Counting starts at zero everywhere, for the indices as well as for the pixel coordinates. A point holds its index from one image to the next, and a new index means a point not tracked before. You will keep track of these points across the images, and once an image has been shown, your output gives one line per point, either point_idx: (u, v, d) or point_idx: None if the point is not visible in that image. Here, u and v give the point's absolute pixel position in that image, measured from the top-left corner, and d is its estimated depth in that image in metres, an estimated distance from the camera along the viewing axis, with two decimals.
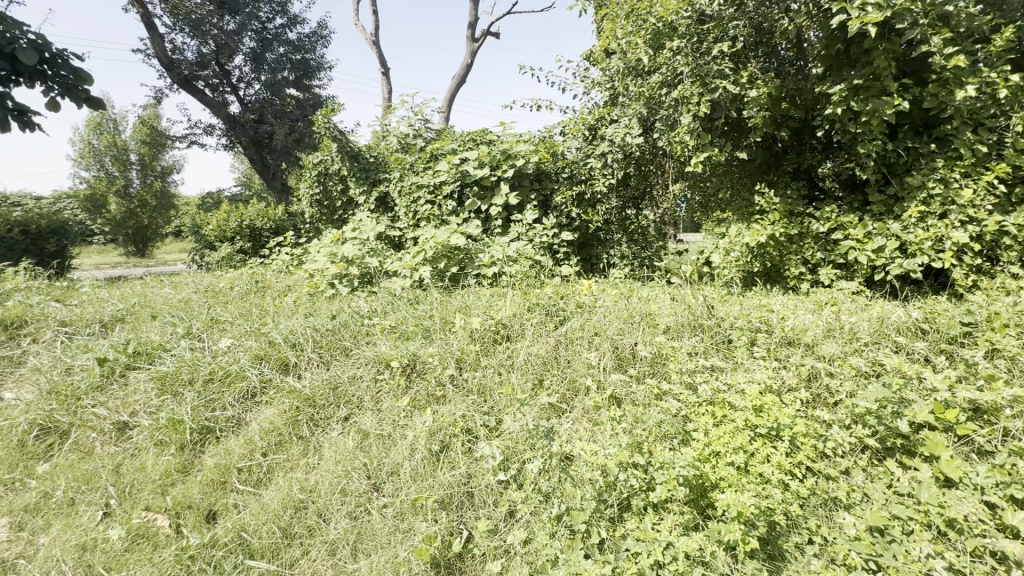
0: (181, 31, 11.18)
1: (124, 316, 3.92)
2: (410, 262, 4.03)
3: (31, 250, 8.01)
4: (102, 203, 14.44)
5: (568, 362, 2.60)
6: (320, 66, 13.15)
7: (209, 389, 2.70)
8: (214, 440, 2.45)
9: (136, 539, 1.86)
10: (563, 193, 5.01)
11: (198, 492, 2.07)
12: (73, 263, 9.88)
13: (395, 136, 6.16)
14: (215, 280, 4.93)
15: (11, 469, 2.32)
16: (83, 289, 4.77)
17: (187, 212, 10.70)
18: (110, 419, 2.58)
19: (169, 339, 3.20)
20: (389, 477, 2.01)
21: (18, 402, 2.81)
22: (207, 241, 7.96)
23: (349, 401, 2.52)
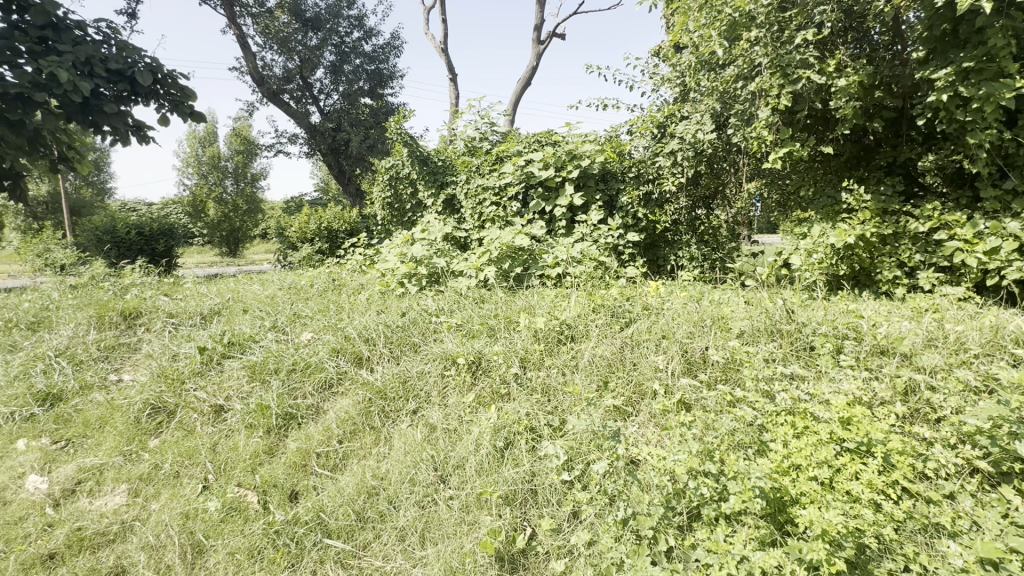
0: (271, 49, 12.15)
1: (220, 309, 4.32)
2: (475, 262, 4.12)
3: (145, 250, 9.09)
4: (202, 208, 16.01)
5: (634, 364, 2.54)
6: (392, 75, 13.77)
7: (293, 378, 2.92)
8: (296, 426, 2.63)
9: (229, 512, 2.04)
10: (629, 193, 4.85)
11: (283, 472, 2.24)
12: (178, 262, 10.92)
13: (462, 140, 6.36)
14: (296, 278, 5.31)
15: (129, 442, 2.63)
16: (186, 285, 5.30)
17: (273, 215, 11.57)
18: (209, 401, 2.86)
19: (258, 331, 3.50)
20: (455, 470, 2.07)
21: (134, 384, 3.18)
22: (290, 242, 8.59)
23: (418, 395, 2.62)
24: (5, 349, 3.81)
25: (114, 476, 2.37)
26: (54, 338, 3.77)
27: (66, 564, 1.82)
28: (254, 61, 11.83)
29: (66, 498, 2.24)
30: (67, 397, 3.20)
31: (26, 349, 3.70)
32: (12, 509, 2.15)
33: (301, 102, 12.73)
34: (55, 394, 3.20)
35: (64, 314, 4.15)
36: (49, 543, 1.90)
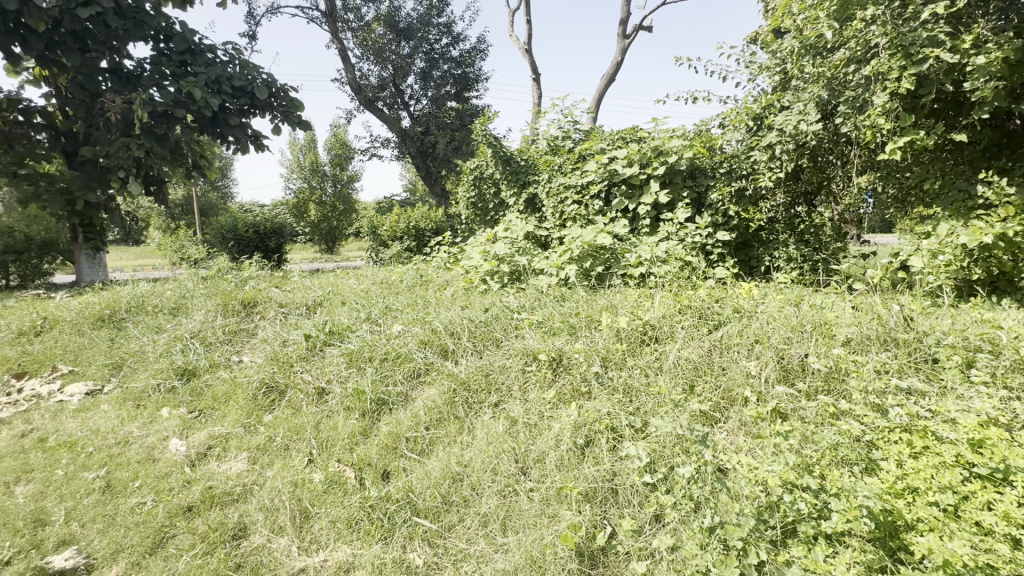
0: (368, 60, 13.04)
1: (322, 301, 4.73)
2: (556, 261, 4.15)
3: (260, 247, 10.16)
4: (305, 208, 17.54)
5: (723, 369, 2.42)
6: (477, 78, 14.17)
7: (384, 367, 3.13)
8: (388, 410, 2.83)
9: (330, 484, 2.24)
10: (720, 190, 4.58)
11: (376, 453, 2.42)
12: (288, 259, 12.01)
13: (544, 139, 6.40)
14: (388, 274, 5.66)
15: (248, 416, 2.99)
16: (293, 278, 5.86)
17: (367, 214, 12.41)
18: (313, 383, 3.15)
19: (355, 322, 3.79)
20: (536, 463, 2.11)
21: (252, 365, 3.59)
22: (382, 239, 9.18)
23: (500, 389, 2.70)
24: (153, 329, 4.48)
25: (237, 444, 2.69)
26: (189, 321, 4.36)
27: (201, 516, 2.11)
28: (353, 72, 12.77)
29: (200, 460, 2.59)
30: (200, 373, 3.69)
31: (169, 331, 4.31)
32: (160, 465, 2.53)
33: (393, 108, 13.52)
34: (190, 370, 3.71)
35: (198, 302, 4.77)
36: (188, 496, 2.21)
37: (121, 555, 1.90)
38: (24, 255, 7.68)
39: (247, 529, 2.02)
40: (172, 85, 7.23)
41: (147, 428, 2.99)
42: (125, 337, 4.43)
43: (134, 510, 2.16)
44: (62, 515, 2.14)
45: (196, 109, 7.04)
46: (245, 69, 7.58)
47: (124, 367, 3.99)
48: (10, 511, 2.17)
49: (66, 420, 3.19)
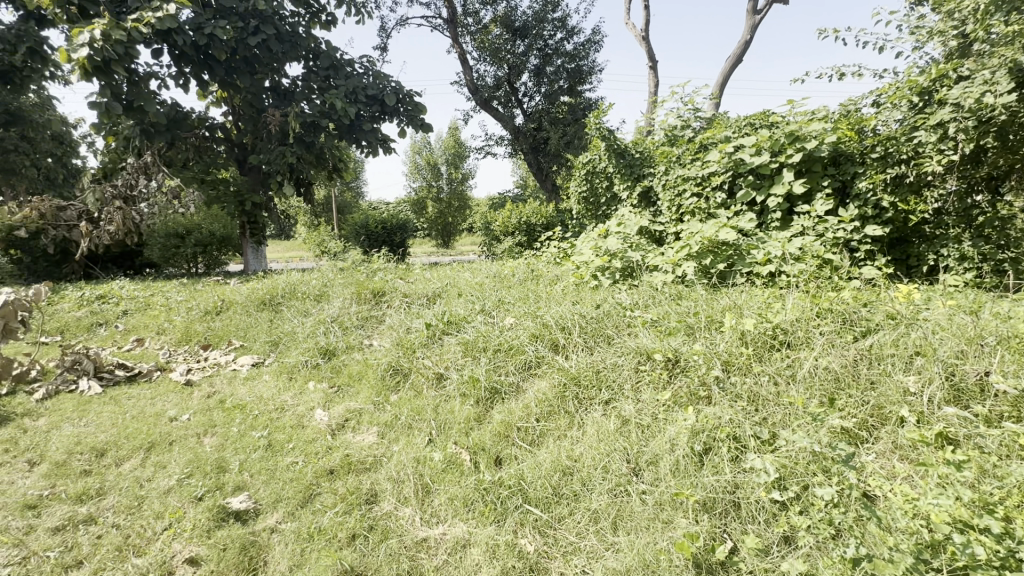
0: (485, 61, 13.55)
1: (440, 292, 5.05)
2: (673, 257, 3.98)
3: (386, 241, 11.12)
4: (425, 205, 18.78)
5: (872, 383, 2.13)
6: (591, 70, 13.95)
7: (498, 358, 3.26)
8: (500, 400, 2.94)
9: (448, 465, 2.39)
10: (871, 177, 3.99)
11: (490, 439, 2.53)
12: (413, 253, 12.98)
13: (661, 130, 6.14)
14: (500, 268, 5.86)
15: (378, 395, 3.32)
16: (415, 271, 6.34)
17: (481, 210, 12.92)
18: (433, 368, 3.39)
19: (470, 313, 4.00)
20: (649, 466, 2.05)
21: (382, 348, 3.97)
22: (495, 235, 9.51)
23: (612, 386, 2.67)
24: (303, 313, 5.17)
25: (368, 420, 2.99)
26: (330, 307, 4.94)
27: (340, 478, 2.38)
28: (471, 74, 13.37)
29: (339, 430, 2.94)
30: (338, 353, 4.17)
31: (315, 315, 4.93)
32: (308, 431, 2.92)
33: (507, 107, 13.92)
34: (331, 350, 4.21)
35: (337, 290, 5.39)
36: (330, 461, 2.50)
37: (280, 504, 2.22)
38: (208, 248, 8.63)
39: (377, 496, 2.22)
40: (318, 97, 8.22)
41: (298, 398, 3.46)
42: (281, 319, 5.17)
43: (288, 468, 2.52)
44: (236, 464, 2.57)
45: (337, 118, 7.97)
46: (378, 79, 8.35)
47: (279, 344, 4.65)
48: (201, 457, 2.66)
49: (238, 386, 3.82)
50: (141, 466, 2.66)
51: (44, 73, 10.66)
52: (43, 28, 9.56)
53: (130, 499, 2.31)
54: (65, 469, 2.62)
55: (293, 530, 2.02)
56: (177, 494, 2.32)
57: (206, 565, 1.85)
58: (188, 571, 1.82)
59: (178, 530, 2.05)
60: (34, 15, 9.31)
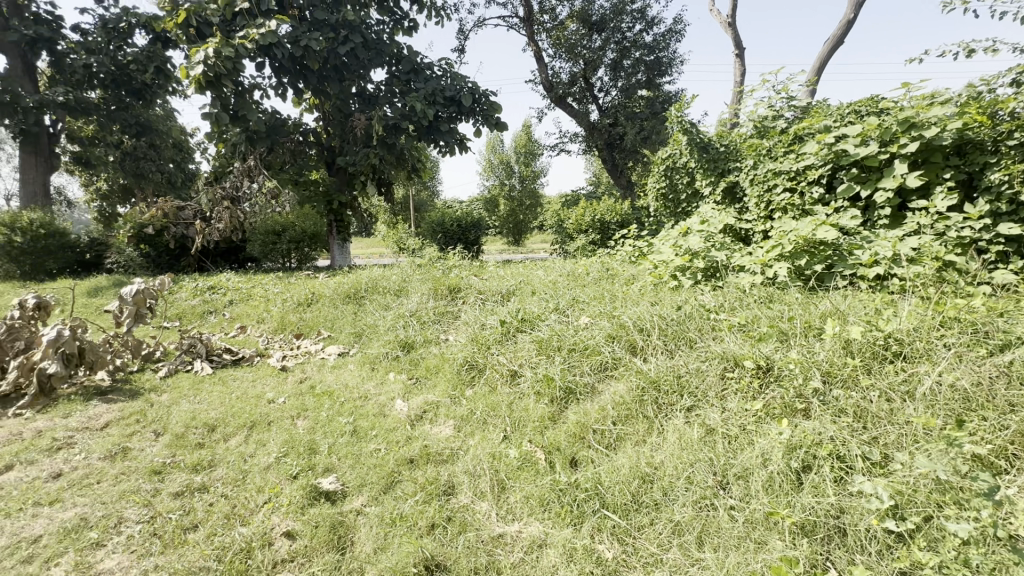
0: (560, 58, 13.47)
1: (514, 290, 5.09)
2: (762, 257, 3.72)
3: (461, 238, 11.40)
4: (497, 203, 19.04)
5: (1011, 406, 1.85)
6: (671, 62, 13.39)
7: (573, 358, 3.21)
8: (575, 400, 2.91)
9: (523, 462, 2.40)
10: (1006, 168, 3.47)
11: (565, 439, 2.51)
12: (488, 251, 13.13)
13: (750, 121, 5.77)
14: (574, 266, 5.78)
15: (455, 388, 3.41)
16: (488, 268, 6.43)
17: (554, 208, 12.84)
18: (507, 365, 3.42)
19: (544, 311, 3.99)
20: (738, 480, 1.92)
21: (457, 343, 4.07)
22: (568, 233, 9.41)
23: (694, 392, 2.54)
24: (384, 307, 5.43)
25: (445, 413, 3.08)
26: (409, 302, 5.14)
27: (420, 468, 2.46)
28: (546, 71, 13.35)
29: (417, 420, 3.04)
30: (416, 347, 4.33)
31: (395, 309, 5.17)
32: (389, 420, 3.06)
33: (582, 103, 13.76)
34: (409, 343, 4.38)
35: (415, 285, 5.61)
36: (410, 451, 2.60)
37: (365, 488, 2.33)
38: (301, 245, 8.99)
39: (455, 488, 2.27)
40: (400, 100, 8.59)
41: (380, 388, 3.64)
42: (364, 312, 5.47)
43: (372, 454, 2.65)
44: (326, 447, 2.74)
45: (417, 120, 8.29)
46: (456, 80, 8.57)
47: (362, 336, 4.91)
48: (295, 438, 2.87)
49: (326, 373, 4.09)
50: (245, 442, 2.92)
51: (168, 88, 12.05)
52: (167, 48, 10.80)
53: (236, 472, 2.54)
54: (184, 441, 2.93)
55: (377, 514, 2.12)
56: (276, 471, 2.52)
57: (301, 539, 1.98)
58: (285, 543, 1.96)
59: (276, 504, 2.22)
60: (161, 37, 10.54)
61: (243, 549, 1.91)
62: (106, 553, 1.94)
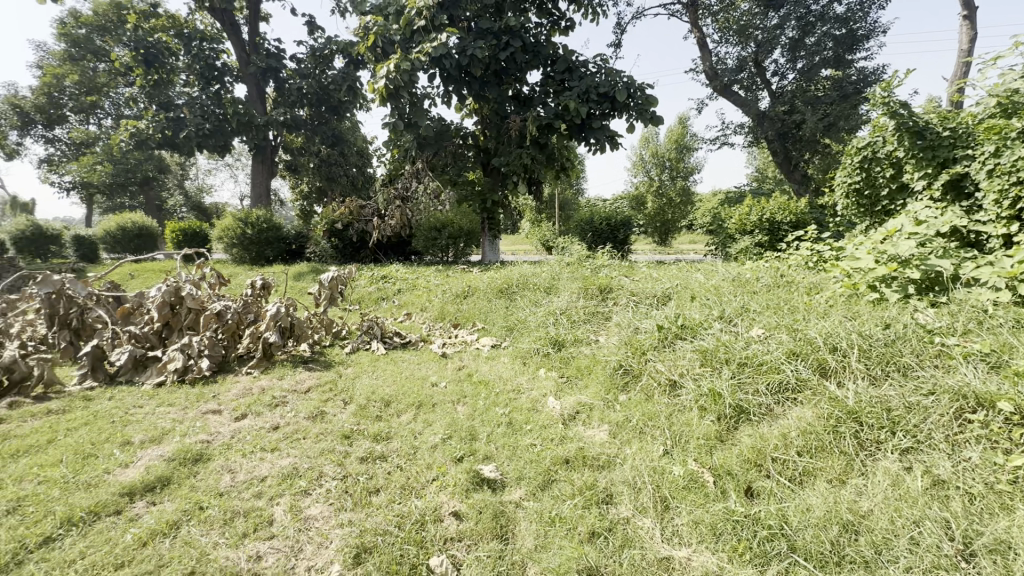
0: (729, 42, 12.44)
1: (670, 293, 4.82)
2: (1008, 269, 2.94)
3: (608, 237, 11.16)
4: (645, 201, 18.30)
5: None
6: (869, 34, 11.37)
7: (744, 373, 2.89)
8: (748, 421, 2.61)
9: (690, 483, 2.22)
10: None
11: (737, 464, 2.26)
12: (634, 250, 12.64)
13: (990, 97, 4.62)
14: (739, 271, 5.24)
15: (608, 392, 3.34)
16: (639, 269, 6.18)
17: (711, 205, 11.83)
18: (665, 374, 3.21)
19: (707, 319, 3.68)
20: (989, 554, 1.51)
21: (609, 345, 3.97)
22: (729, 233, 8.59)
23: (912, 431, 2.09)
24: (534, 303, 5.55)
25: (599, 416, 3.02)
26: (559, 300, 5.17)
27: (576, 470, 2.43)
28: (710, 58, 12.44)
29: (571, 420, 3.03)
30: (567, 345, 4.33)
31: (546, 305, 5.24)
32: (543, 416, 3.10)
33: (751, 90, 12.52)
34: (560, 341, 4.40)
35: (565, 284, 5.63)
36: (566, 451, 2.59)
37: (523, 482, 2.38)
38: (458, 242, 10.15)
39: (614, 497, 2.19)
40: (553, 100, 8.76)
41: (532, 383, 3.73)
42: (516, 306, 5.66)
43: (528, 448, 2.70)
44: (485, 435, 2.87)
45: (570, 119, 8.37)
46: (611, 76, 8.43)
47: (514, 330, 5.09)
48: (457, 423, 3.07)
49: (481, 363, 4.33)
50: (414, 420, 3.21)
51: (356, 102, 13.94)
52: (358, 68, 12.50)
53: (409, 447, 2.79)
54: (366, 412, 3.33)
55: (536, 510, 2.14)
56: (442, 451, 2.72)
57: (467, 522, 2.08)
58: (453, 522, 2.09)
59: (443, 483, 2.38)
60: (354, 59, 12.23)
61: (418, 521, 2.07)
62: (312, 501, 2.27)
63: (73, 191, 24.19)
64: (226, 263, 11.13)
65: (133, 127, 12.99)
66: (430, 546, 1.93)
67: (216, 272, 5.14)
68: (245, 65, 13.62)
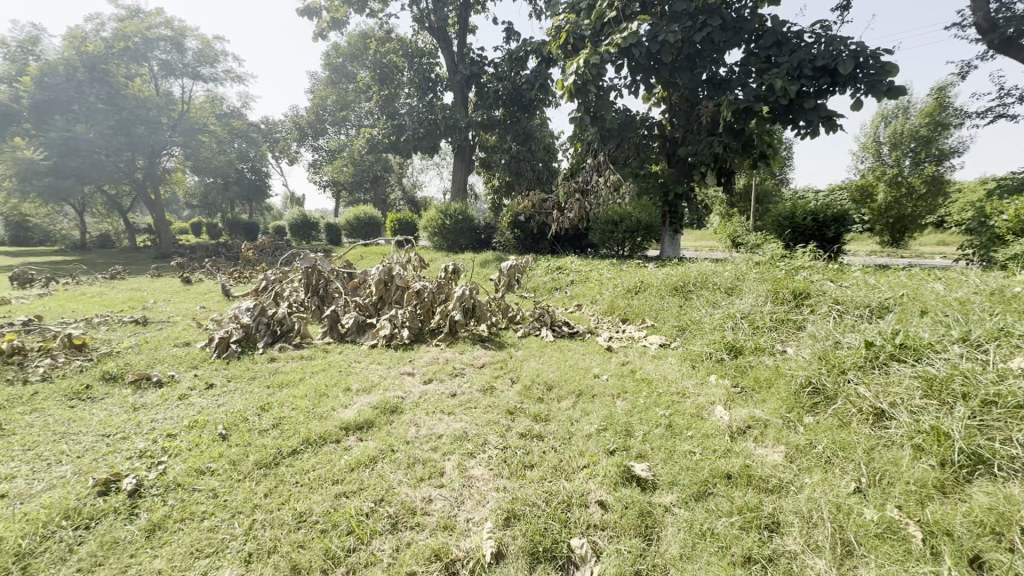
0: None
1: (891, 306, 3.96)
2: None
3: (816, 235, 9.58)
4: (872, 192, 15.09)
5: None
6: None
7: (989, 415, 2.25)
8: (986, 475, 2.04)
9: (885, 532, 1.86)
10: None
11: (960, 524, 1.80)
12: (851, 251, 10.60)
13: None
14: (1003, 282, 4.01)
15: (790, 410, 2.94)
16: (851, 273, 5.19)
17: (973, 197, 9.20)
18: (869, 401, 2.69)
19: (940, 340, 2.93)
20: None
21: (798, 358, 3.48)
22: (998, 235, 6.60)
23: None
24: (712, 304, 5.15)
25: (775, 435, 2.69)
26: (742, 302, 4.70)
27: (739, 488, 2.23)
28: (988, 7, 9.61)
29: (740, 434, 2.76)
30: (746, 353, 3.93)
31: (724, 307, 4.82)
32: (707, 425, 2.89)
33: None
34: (737, 347, 4.02)
35: (751, 285, 5.07)
36: (729, 465, 2.39)
37: (675, 488, 2.28)
38: (635, 237, 9.26)
39: (781, 526, 1.95)
40: (754, 80, 7.91)
41: (699, 388, 3.49)
42: (691, 306, 5.33)
43: (687, 455, 2.56)
44: (641, 434, 2.81)
45: (774, 100, 7.45)
46: (832, 45, 7.21)
47: (686, 331, 4.81)
48: (614, 417, 3.07)
49: (646, 361, 4.21)
50: (573, 407, 3.32)
51: (545, 100, 14.58)
52: (550, 66, 13.04)
53: (565, 432, 2.91)
54: (530, 393, 3.56)
55: (687, 519, 2.04)
56: (596, 442, 2.76)
57: (612, 514, 2.10)
58: (598, 511, 2.13)
59: (593, 472, 2.43)
60: (546, 58, 12.78)
61: (564, 501, 2.17)
62: (476, 463, 2.55)
63: (328, 187, 30.60)
64: (429, 249, 12.85)
65: (368, 135, 15.86)
66: (572, 527, 2.01)
67: (419, 256, 6.00)
68: (453, 74, 15.36)
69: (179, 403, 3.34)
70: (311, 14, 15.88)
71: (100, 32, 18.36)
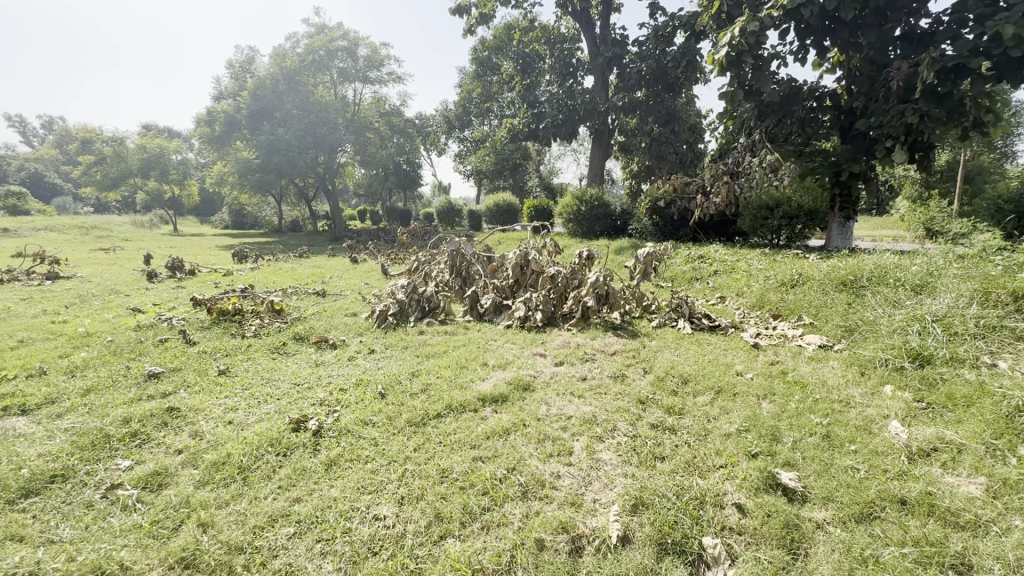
0: None
1: None
2: None
3: None
4: None
5: None
6: None
7: None
8: None
9: None
10: None
11: None
12: None
13: None
14: None
15: (996, 436, 2.40)
16: None
17: None
18: None
19: None
20: None
21: (1015, 376, 2.80)
22: None
23: None
24: (892, 303, 4.37)
25: (972, 464, 2.22)
26: (933, 303, 3.92)
27: (915, 517, 1.90)
28: None
29: (921, 457, 2.34)
30: (936, 363, 3.28)
31: (909, 308, 4.06)
32: (877, 440, 2.51)
33: None
34: (924, 356, 3.38)
35: (949, 283, 4.17)
36: (905, 490, 2.05)
37: (831, 504, 2.03)
38: (795, 223, 8.34)
39: (974, 570, 1.63)
40: (971, 30, 6.40)
41: (869, 399, 3.03)
42: (863, 304, 4.58)
43: (847, 470, 2.26)
44: (790, 441, 2.54)
45: (998, 53, 5.95)
46: None
47: (855, 332, 4.17)
48: (758, 419, 2.82)
49: (801, 363, 3.76)
50: (711, 403, 3.12)
51: (694, 75, 13.54)
52: (699, 39, 12.08)
53: (700, 428, 2.76)
54: (664, 384, 3.44)
55: (843, 540, 1.82)
56: (736, 442, 2.57)
57: (751, 519, 1.96)
58: (735, 514, 2.00)
59: (731, 473, 2.28)
60: (696, 31, 11.86)
61: (697, 497, 2.08)
62: (605, 447, 2.56)
63: (471, 176, 32.53)
64: (563, 235, 12.99)
65: (510, 125, 16.48)
66: (705, 525, 1.92)
67: (554, 242, 6.09)
68: (595, 57, 15.09)
69: (349, 363, 3.93)
70: (462, 12, 16.88)
71: (295, 48, 21.75)
